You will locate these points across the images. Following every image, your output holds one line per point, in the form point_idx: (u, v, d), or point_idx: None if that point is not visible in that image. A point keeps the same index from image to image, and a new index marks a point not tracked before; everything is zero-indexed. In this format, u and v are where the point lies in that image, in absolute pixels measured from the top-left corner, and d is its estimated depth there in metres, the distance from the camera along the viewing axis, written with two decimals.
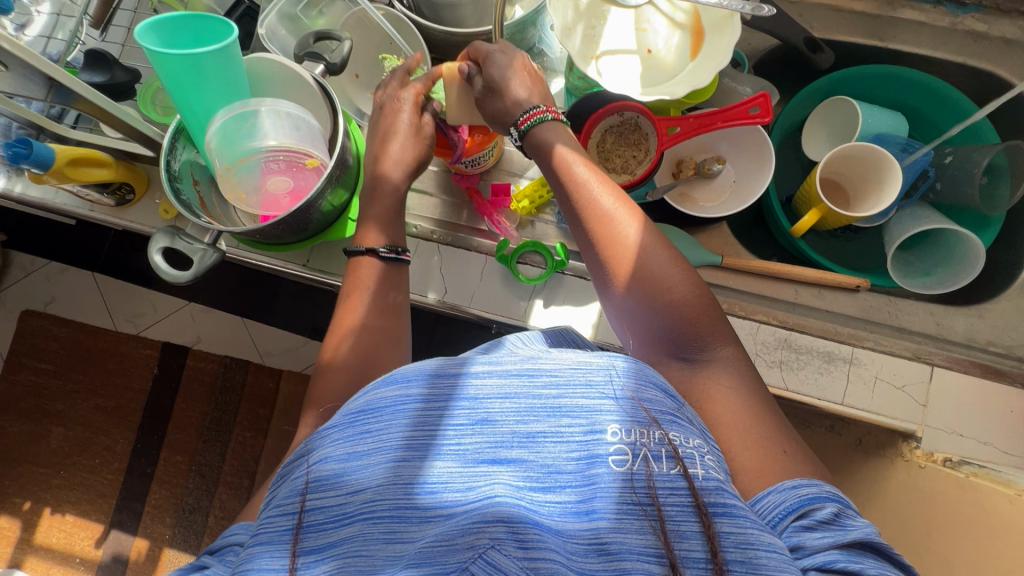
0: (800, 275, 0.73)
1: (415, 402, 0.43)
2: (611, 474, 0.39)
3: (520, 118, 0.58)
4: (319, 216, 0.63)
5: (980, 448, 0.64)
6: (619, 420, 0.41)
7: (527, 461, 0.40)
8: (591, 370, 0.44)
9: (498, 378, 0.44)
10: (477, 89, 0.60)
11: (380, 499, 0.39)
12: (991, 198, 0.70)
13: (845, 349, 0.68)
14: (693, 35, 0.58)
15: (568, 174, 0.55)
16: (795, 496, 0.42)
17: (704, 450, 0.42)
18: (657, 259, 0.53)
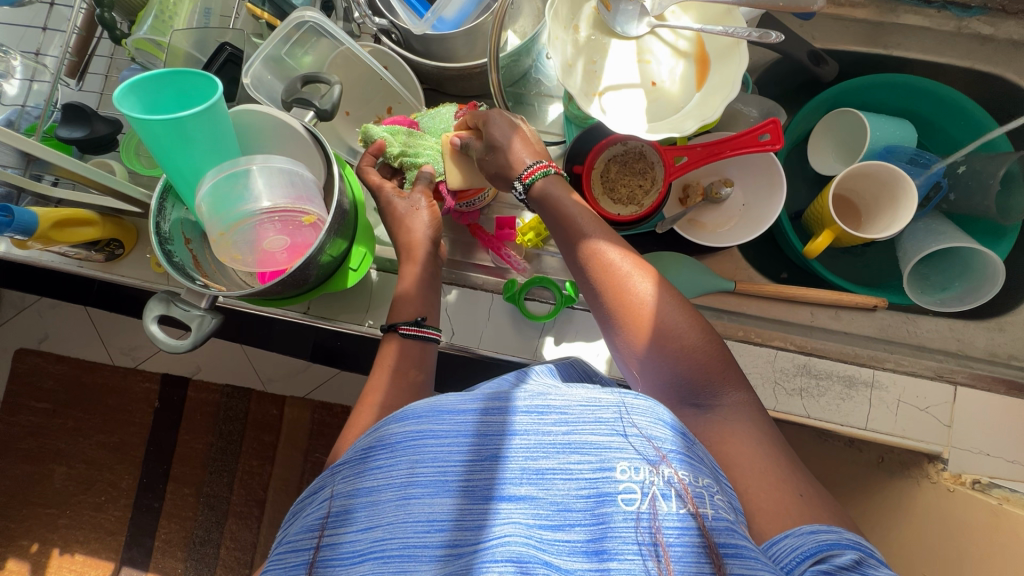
0: (815, 298, 0.71)
1: (423, 438, 0.40)
2: (619, 515, 0.36)
3: (523, 172, 0.56)
4: (318, 272, 0.60)
5: (1006, 466, 0.64)
6: (629, 458, 0.38)
7: (533, 501, 0.38)
8: (601, 408, 0.41)
9: (508, 413, 0.41)
10: (478, 150, 0.60)
11: (389, 536, 0.37)
12: (1007, 208, 0.69)
13: (865, 372, 0.67)
14: (697, 64, 0.56)
15: (574, 222, 0.54)
16: (814, 542, 0.39)
17: (714, 489, 0.38)
18: (663, 303, 0.50)
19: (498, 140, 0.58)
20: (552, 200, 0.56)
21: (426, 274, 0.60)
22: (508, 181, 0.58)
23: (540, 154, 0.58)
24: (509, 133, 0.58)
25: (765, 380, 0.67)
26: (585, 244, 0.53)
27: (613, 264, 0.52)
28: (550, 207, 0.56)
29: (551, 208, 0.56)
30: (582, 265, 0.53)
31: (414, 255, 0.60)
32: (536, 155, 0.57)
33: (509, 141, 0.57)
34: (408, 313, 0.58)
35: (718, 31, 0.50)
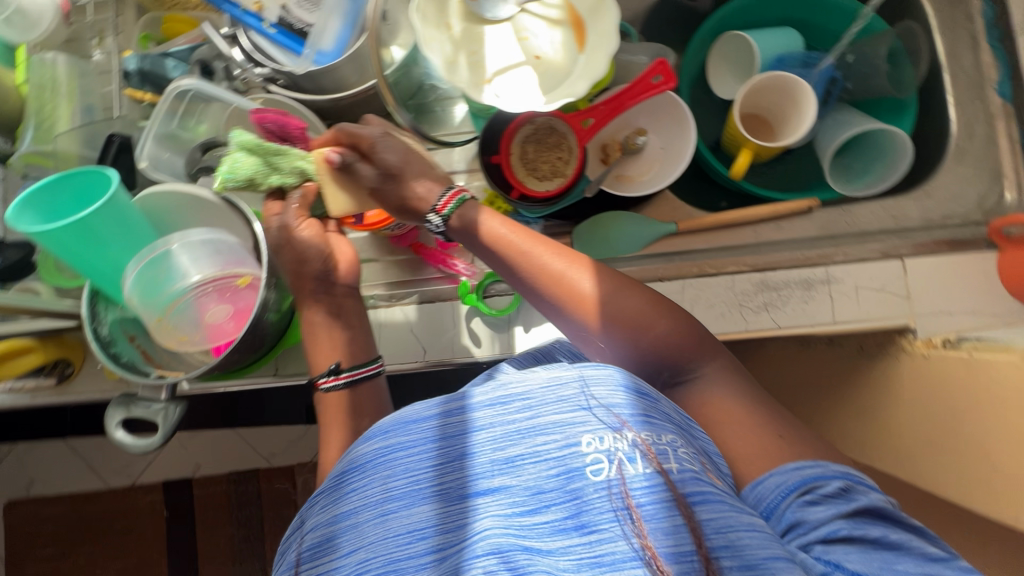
0: (755, 216, 0.73)
1: (394, 453, 0.42)
2: (590, 488, 0.39)
3: (438, 203, 0.57)
4: (271, 329, 0.60)
5: (968, 318, 0.67)
6: (592, 429, 0.41)
7: (508, 490, 0.40)
8: (561, 386, 0.43)
9: (473, 412, 0.43)
10: (371, 176, 0.58)
11: (376, 552, 0.39)
12: (899, 80, 0.73)
13: (819, 271, 0.69)
14: (573, 28, 0.57)
15: (488, 221, 0.56)
16: (798, 476, 0.45)
17: (677, 444, 0.41)
18: (612, 299, 0.53)
19: (391, 165, 0.58)
20: (462, 215, 0.57)
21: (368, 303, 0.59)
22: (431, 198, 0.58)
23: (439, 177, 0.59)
24: (399, 152, 0.58)
25: (730, 306, 0.69)
26: (510, 242, 0.55)
27: (545, 259, 0.54)
28: (463, 219, 0.57)
29: (464, 226, 0.57)
30: (507, 261, 0.55)
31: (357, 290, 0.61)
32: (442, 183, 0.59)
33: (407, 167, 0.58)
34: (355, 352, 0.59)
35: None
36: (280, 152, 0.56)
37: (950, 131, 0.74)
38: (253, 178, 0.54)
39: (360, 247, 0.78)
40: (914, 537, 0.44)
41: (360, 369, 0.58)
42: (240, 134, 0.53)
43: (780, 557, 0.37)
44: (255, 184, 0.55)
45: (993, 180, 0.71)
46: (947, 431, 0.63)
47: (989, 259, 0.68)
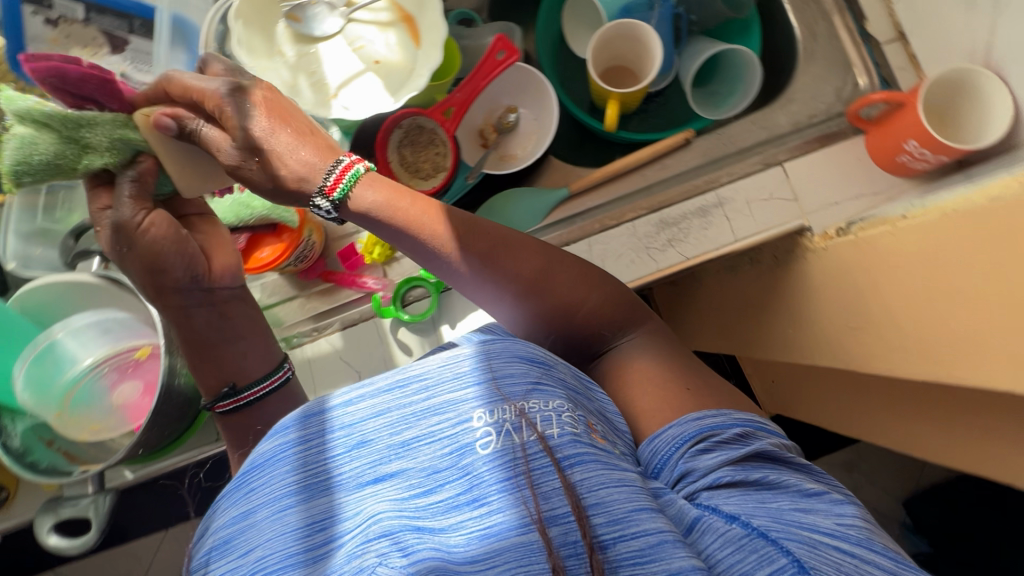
0: (638, 162, 0.75)
1: (296, 450, 0.43)
2: (479, 460, 0.41)
3: (328, 183, 0.51)
4: (187, 393, 0.59)
5: (852, 203, 0.71)
6: (483, 404, 0.43)
7: (403, 474, 0.41)
8: (457, 363, 0.45)
9: (370, 398, 0.44)
10: (230, 151, 0.52)
11: (273, 549, 0.39)
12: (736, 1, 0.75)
13: (709, 197, 0.71)
14: (404, 26, 0.58)
15: (396, 205, 0.53)
16: (695, 425, 0.46)
17: (562, 409, 0.44)
18: (510, 263, 0.55)
19: (256, 140, 0.51)
20: (358, 197, 0.52)
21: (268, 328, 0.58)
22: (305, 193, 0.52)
23: (324, 148, 0.53)
24: (262, 124, 0.51)
25: (637, 252, 0.71)
26: (431, 216, 0.54)
27: (476, 236, 0.55)
28: (362, 202, 0.52)
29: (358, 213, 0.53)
30: (420, 242, 0.54)
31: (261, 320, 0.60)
32: (326, 156, 0.52)
33: (275, 140, 0.51)
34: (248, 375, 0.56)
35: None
36: (85, 123, 0.51)
37: (796, 37, 0.78)
38: (54, 157, 0.50)
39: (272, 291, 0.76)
40: (798, 476, 0.46)
41: (251, 391, 0.55)
42: (13, 101, 0.49)
43: (645, 508, 0.39)
44: (62, 165, 0.51)
45: (844, 71, 0.76)
46: (860, 311, 0.67)
47: (859, 144, 0.72)
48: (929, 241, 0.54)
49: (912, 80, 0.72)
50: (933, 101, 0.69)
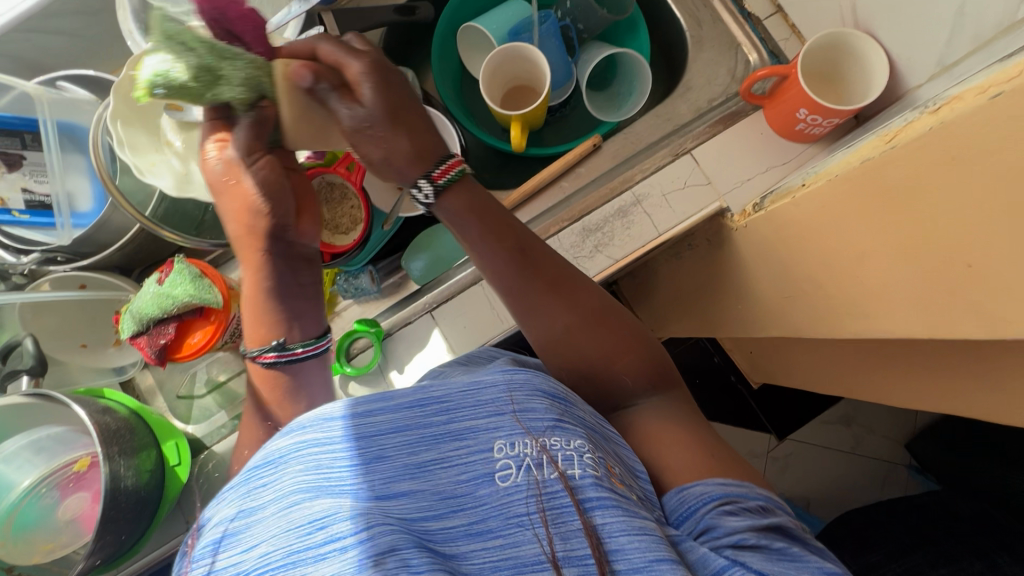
0: (549, 175, 0.77)
1: (311, 449, 0.40)
2: (496, 491, 0.41)
3: (436, 172, 0.54)
4: (141, 492, 0.59)
5: (762, 177, 0.73)
6: (504, 435, 0.44)
7: (418, 496, 0.40)
8: (482, 390, 0.46)
9: (391, 412, 0.43)
10: (354, 120, 0.52)
11: (274, 547, 0.36)
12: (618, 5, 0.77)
13: (627, 196, 0.73)
14: None
15: (482, 201, 0.56)
16: (722, 487, 0.46)
17: (584, 449, 0.44)
18: (565, 291, 0.57)
19: (382, 123, 0.52)
20: (451, 194, 0.55)
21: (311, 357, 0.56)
22: (408, 178, 0.55)
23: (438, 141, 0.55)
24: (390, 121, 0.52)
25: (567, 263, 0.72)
26: (491, 232, 0.56)
27: (534, 267, 0.57)
28: (453, 201, 0.55)
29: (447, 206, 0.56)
30: (483, 239, 0.56)
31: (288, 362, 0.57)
32: (440, 150, 0.55)
33: (398, 134, 0.53)
34: (302, 333, 0.57)
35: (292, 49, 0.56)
36: (226, 56, 0.50)
37: (682, 27, 0.80)
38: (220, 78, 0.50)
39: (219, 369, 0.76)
40: (813, 554, 0.45)
41: (302, 350, 0.56)
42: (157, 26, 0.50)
43: (665, 558, 0.39)
44: (189, 91, 0.50)
45: (733, 51, 0.78)
46: (790, 280, 0.68)
47: (760, 118, 0.74)
48: (826, 208, 0.55)
49: (797, 48, 0.75)
50: (818, 67, 0.71)
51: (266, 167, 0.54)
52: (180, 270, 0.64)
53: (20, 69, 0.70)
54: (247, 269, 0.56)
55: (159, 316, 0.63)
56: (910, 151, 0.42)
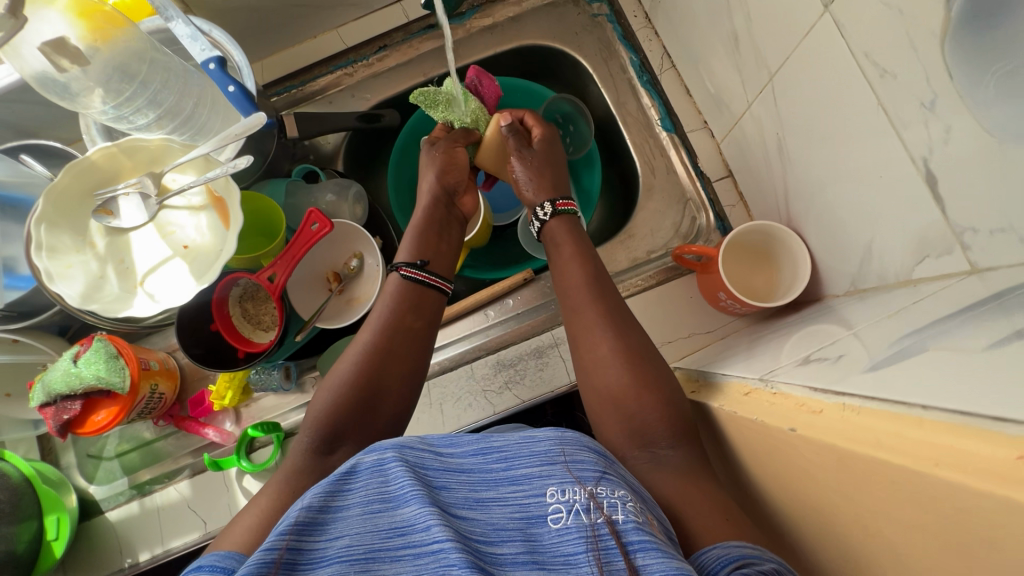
0: (475, 302, 0.77)
1: (397, 461, 0.39)
2: (548, 535, 0.37)
3: (559, 200, 0.70)
4: (10, 562, 0.62)
5: (685, 341, 0.72)
6: (557, 481, 0.40)
7: (476, 525, 0.37)
8: (535, 442, 0.43)
9: (459, 457, 0.42)
10: (520, 154, 0.72)
11: (353, 544, 0.33)
12: (579, 140, 0.81)
13: (545, 337, 0.73)
14: (215, 208, 0.62)
15: (580, 231, 0.69)
16: (738, 548, 0.37)
17: (627, 499, 0.39)
18: (625, 329, 0.59)
19: (539, 164, 0.72)
20: (562, 215, 0.69)
21: (409, 343, 0.60)
22: (535, 201, 0.71)
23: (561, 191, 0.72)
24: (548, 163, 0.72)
25: (475, 394, 0.72)
26: (575, 256, 0.65)
27: (614, 300, 0.62)
28: (563, 218, 0.69)
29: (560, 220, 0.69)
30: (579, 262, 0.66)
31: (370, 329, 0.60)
32: (560, 195, 0.71)
33: (545, 174, 0.71)
34: (441, 267, 0.66)
35: (216, 175, 0.58)
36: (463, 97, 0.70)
37: (638, 171, 0.81)
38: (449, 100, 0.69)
39: (133, 436, 0.78)
40: None
41: (436, 279, 0.65)
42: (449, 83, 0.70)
43: None
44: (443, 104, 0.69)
45: (682, 206, 0.79)
46: None
47: (692, 280, 0.74)
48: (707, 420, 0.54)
49: (743, 217, 0.74)
50: (754, 243, 0.70)
51: (456, 150, 0.72)
52: (97, 348, 0.67)
53: (7, 132, 0.76)
54: (422, 202, 0.70)
55: (66, 393, 0.65)
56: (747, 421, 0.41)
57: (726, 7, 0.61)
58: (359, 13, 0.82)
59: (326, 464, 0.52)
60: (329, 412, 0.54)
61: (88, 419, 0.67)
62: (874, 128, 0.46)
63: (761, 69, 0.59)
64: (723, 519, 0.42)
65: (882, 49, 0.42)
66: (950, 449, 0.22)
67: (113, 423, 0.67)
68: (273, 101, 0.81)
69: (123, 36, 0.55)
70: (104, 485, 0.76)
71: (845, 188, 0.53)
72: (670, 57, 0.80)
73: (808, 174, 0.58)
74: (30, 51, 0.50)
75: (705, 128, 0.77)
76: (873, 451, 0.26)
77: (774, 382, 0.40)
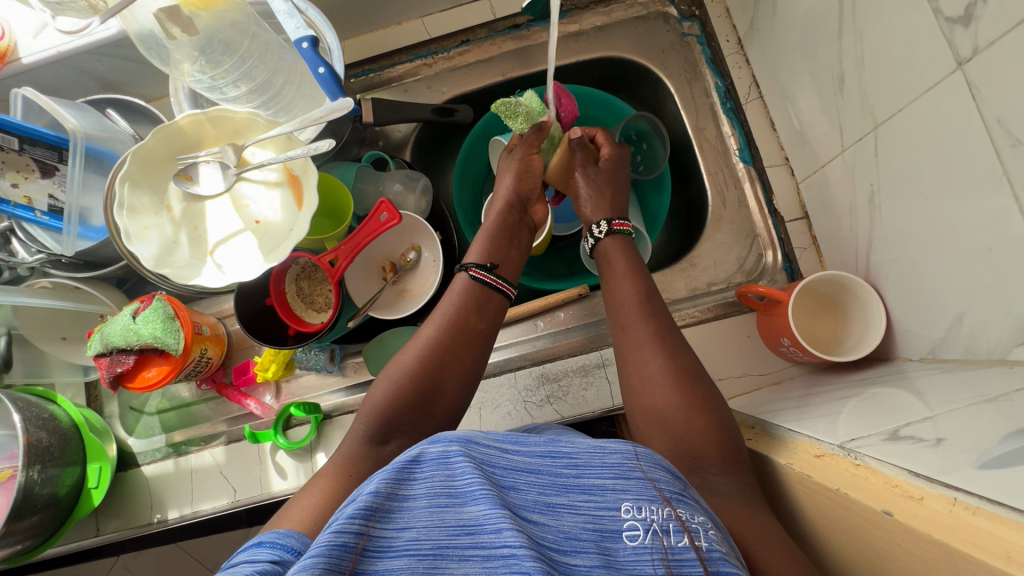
0: (527, 310, 0.76)
1: (463, 457, 0.37)
2: (623, 551, 0.37)
3: (616, 219, 0.68)
4: (51, 503, 0.64)
5: (737, 381, 0.70)
6: (633, 497, 0.39)
7: (548, 532, 0.36)
8: (607, 453, 0.42)
9: (526, 454, 0.41)
10: (581, 170, 0.73)
11: (421, 538, 0.33)
12: (653, 158, 0.79)
13: (593, 357, 0.72)
14: (290, 186, 0.62)
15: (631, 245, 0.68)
16: None
17: (709, 526, 0.40)
18: (678, 352, 0.57)
19: (598, 182, 0.71)
20: (618, 233, 0.68)
21: (472, 342, 0.61)
22: (590, 217, 0.70)
23: (618, 210, 0.71)
24: (608, 182, 0.72)
25: (515, 404, 0.72)
26: (626, 276, 0.64)
27: (670, 322, 0.61)
28: (618, 236, 0.67)
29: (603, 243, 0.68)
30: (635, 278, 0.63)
31: (430, 323, 0.61)
32: (618, 214, 0.70)
33: (603, 192, 0.71)
34: (509, 271, 0.67)
35: (296, 156, 0.58)
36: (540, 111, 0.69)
37: (708, 200, 0.79)
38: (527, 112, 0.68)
39: (175, 396, 0.80)
40: None
41: (502, 283, 0.66)
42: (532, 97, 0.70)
43: None
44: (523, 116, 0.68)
45: (749, 241, 0.77)
46: None
47: (751, 320, 0.72)
48: (762, 471, 0.53)
49: (813, 262, 0.72)
50: (823, 291, 0.68)
51: (529, 154, 0.72)
52: (157, 307, 0.68)
53: (95, 83, 0.78)
54: (497, 206, 0.70)
55: (122, 347, 0.66)
56: (820, 486, 0.40)
57: (835, 47, 0.59)
58: (447, 6, 0.81)
59: (381, 453, 0.53)
60: (390, 400, 0.55)
61: (140, 375, 0.69)
62: (993, 199, 0.44)
63: (865, 116, 0.57)
64: (782, 563, 0.41)
65: (1020, 119, 0.40)
66: None
67: (163, 382, 0.69)
68: (350, 84, 0.81)
69: (223, 4, 0.54)
70: (141, 440, 0.78)
71: (943, 252, 0.51)
72: (758, 87, 0.77)
73: (900, 231, 0.56)
74: (142, 17, 0.53)
75: (785, 164, 0.75)
76: (998, 562, 0.25)
77: (858, 453, 0.38)
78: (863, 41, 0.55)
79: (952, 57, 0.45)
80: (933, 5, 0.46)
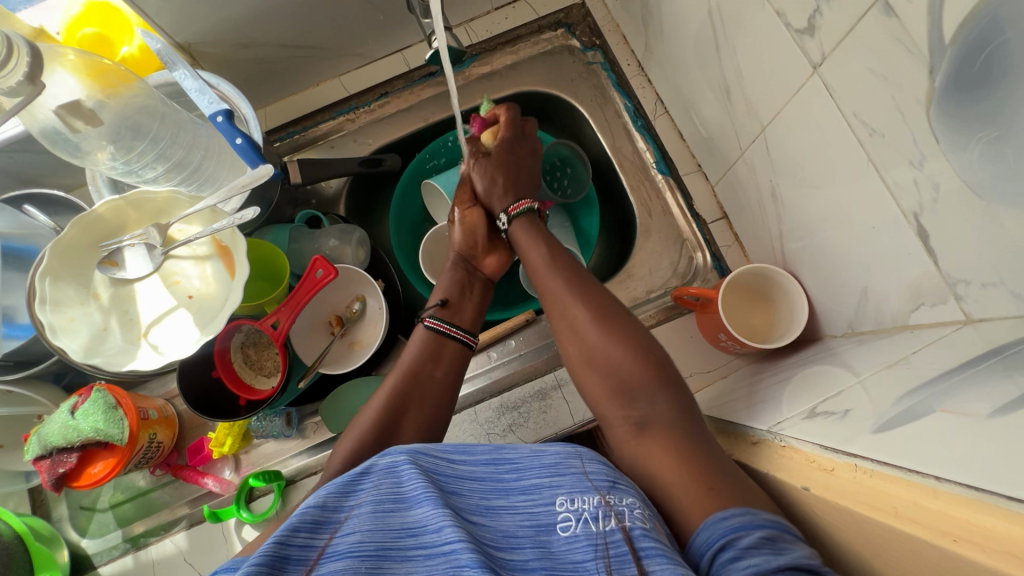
0: (478, 344, 0.78)
1: (408, 465, 0.42)
2: (556, 543, 0.40)
3: (510, 207, 0.71)
4: None
5: (687, 381, 0.72)
6: (566, 491, 0.43)
7: (487, 531, 0.40)
8: (545, 454, 0.47)
9: (471, 462, 0.45)
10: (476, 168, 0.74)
11: (366, 541, 0.36)
12: (578, 180, 0.84)
13: (549, 379, 0.74)
14: (221, 257, 0.63)
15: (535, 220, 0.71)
16: (724, 527, 0.39)
17: (637, 505, 0.42)
18: (595, 293, 0.61)
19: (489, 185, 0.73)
20: (519, 222, 0.70)
21: (424, 389, 0.61)
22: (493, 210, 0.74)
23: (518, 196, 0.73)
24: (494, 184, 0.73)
25: (479, 439, 0.72)
26: (534, 247, 0.67)
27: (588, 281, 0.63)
28: (520, 227, 0.70)
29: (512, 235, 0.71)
30: (555, 249, 0.66)
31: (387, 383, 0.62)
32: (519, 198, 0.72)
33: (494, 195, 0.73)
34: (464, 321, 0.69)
35: (222, 227, 0.58)
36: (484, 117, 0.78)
37: (635, 212, 0.83)
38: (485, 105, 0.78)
39: (127, 487, 0.77)
40: None
41: (458, 331, 0.68)
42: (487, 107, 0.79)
43: None
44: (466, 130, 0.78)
45: (679, 245, 0.80)
46: None
47: (691, 320, 0.75)
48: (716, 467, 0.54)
49: (738, 257, 0.76)
50: (750, 284, 0.71)
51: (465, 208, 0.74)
52: (96, 399, 0.65)
53: (10, 180, 0.76)
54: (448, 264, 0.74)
55: (62, 446, 0.64)
56: (759, 474, 0.43)
57: (717, 61, 0.65)
58: (361, 63, 0.85)
59: None
60: None
61: (86, 470, 0.66)
62: (865, 182, 0.48)
63: (752, 120, 0.62)
64: None
65: (870, 111, 0.45)
66: (974, 526, 0.23)
67: (112, 475, 0.66)
68: (275, 147, 0.83)
69: (130, 91, 0.56)
70: (95, 540, 0.74)
71: (838, 234, 0.55)
72: (663, 103, 0.83)
73: (802, 219, 0.60)
74: (45, 113, 0.51)
75: (698, 171, 0.80)
76: (891, 521, 0.27)
77: (783, 435, 0.41)
78: (737, 54, 0.60)
79: (807, 63, 0.49)
80: (783, 20, 0.51)
